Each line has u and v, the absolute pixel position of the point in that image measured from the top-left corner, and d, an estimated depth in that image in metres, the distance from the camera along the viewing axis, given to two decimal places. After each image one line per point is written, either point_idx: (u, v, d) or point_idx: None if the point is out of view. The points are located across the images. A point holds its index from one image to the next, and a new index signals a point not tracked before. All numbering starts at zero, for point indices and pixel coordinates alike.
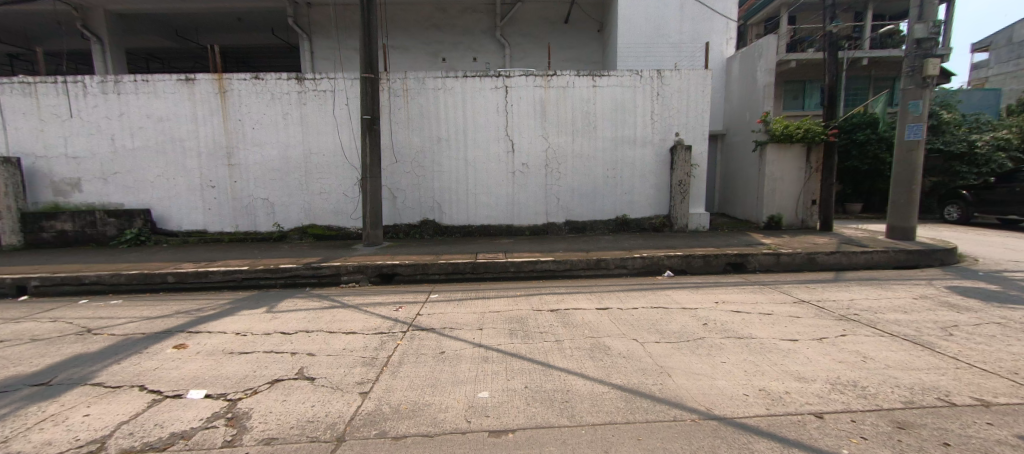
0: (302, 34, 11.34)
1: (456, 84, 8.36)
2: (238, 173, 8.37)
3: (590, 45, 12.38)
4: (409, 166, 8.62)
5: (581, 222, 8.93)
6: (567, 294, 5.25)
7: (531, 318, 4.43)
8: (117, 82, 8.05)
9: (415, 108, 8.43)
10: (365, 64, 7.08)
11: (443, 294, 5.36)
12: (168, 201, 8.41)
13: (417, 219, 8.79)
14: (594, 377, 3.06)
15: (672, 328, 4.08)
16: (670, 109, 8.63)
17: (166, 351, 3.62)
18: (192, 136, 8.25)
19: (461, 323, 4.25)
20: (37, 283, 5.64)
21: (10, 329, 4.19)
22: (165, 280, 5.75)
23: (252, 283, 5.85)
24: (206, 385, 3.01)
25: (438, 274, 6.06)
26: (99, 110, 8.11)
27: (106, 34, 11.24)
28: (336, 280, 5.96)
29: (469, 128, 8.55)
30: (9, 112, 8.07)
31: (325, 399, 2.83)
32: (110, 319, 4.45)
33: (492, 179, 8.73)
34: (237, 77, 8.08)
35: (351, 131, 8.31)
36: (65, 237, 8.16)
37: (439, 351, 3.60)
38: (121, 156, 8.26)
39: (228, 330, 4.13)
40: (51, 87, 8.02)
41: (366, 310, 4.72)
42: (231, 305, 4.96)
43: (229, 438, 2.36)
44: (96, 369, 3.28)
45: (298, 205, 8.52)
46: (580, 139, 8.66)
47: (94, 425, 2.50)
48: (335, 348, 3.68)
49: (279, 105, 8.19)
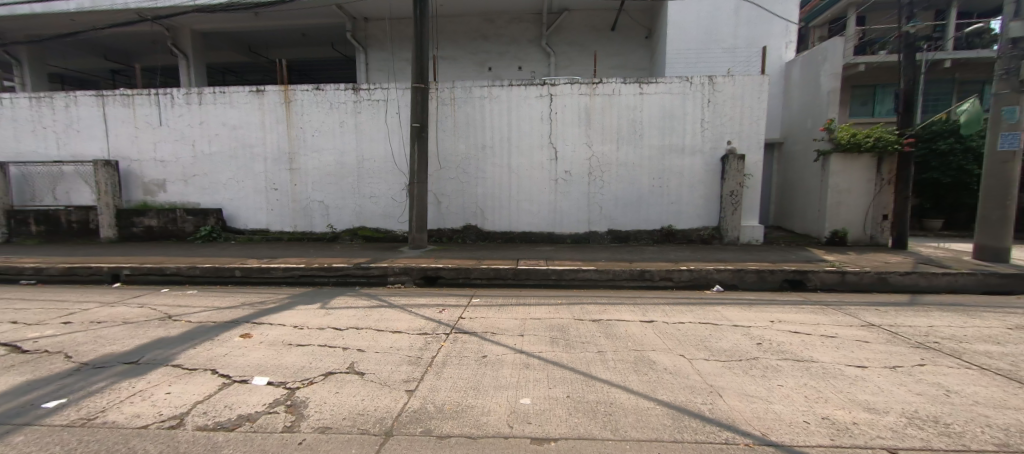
0: (359, 47, 12.06)
1: (502, 92, 8.52)
2: (298, 177, 8.97)
3: (637, 52, 12.21)
4: (454, 173, 8.85)
5: (624, 232, 8.73)
6: (609, 305, 5.12)
7: (572, 326, 4.37)
8: (199, 94, 8.94)
9: (462, 116, 8.67)
10: (417, 75, 7.36)
11: (484, 298, 5.42)
12: (237, 202, 9.16)
13: (460, 224, 8.99)
14: (639, 391, 2.97)
15: (723, 346, 3.87)
16: (723, 117, 8.29)
17: (234, 339, 3.92)
18: (259, 143, 8.97)
19: (504, 329, 4.26)
20: (128, 272, 6.32)
21: (107, 311, 4.73)
22: (233, 274, 6.25)
23: (307, 279, 6.22)
24: (268, 373, 3.24)
25: (479, 279, 6.14)
26: (184, 119, 9.03)
27: (191, 52, 12.56)
28: (383, 280, 6.20)
29: (514, 135, 8.67)
30: (111, 121, 9.18)
31: (374, 394, 2.94)
32: (187, 307, 4.90)
33: (535, 186, 8.77)
34: (301, 88, 8.72)
35: (401, 138, 8.69)
36: (150, 232, 9.09)
37: (482, 355, 3.65)
38: (199, 160, 9.13)
39: (288, 323, 4.41)
40: (146, 99, 9.05)
41: (411, 311, 4.87)
42: (289, 300, 5.30)
43: (289, 424, 2.54)
44: (176, 351, 3.62)
45: (350, 208, 8.98)
46: (625, 147, 8.51)
47: (175, 403, 2.78)
48: (383, 346, 3.82)
49: (337, 113, 8.73)
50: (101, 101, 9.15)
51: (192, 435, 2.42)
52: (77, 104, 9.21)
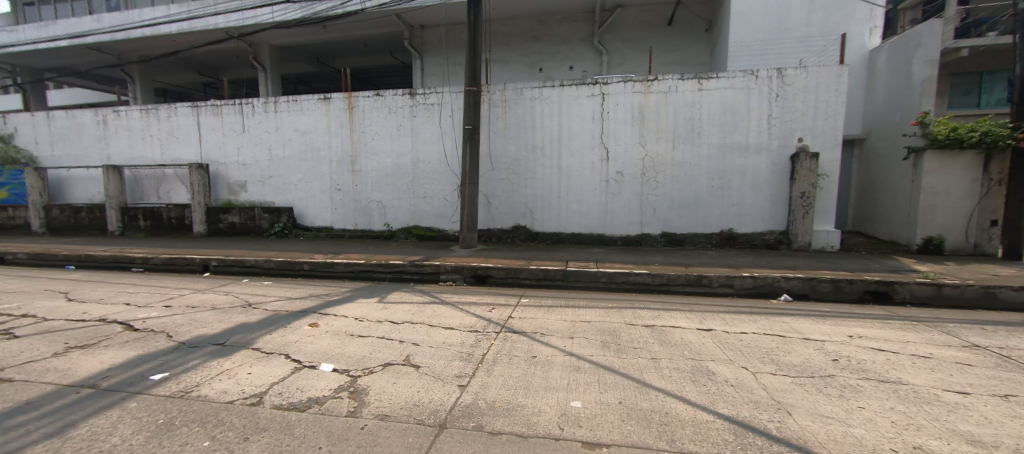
0: (416, 53, 12.58)
1: (553, 93, 8.51)
2: (360, 178, 9.55)
3: (695, 46, 11.64)
4: (505, 174, 8.97)
5: (680, 235, 8.34)
6: (663, 311, 4.91)
7: (624, 331, 4.25)
8: (276, 102, 9.81)
9: (513, 118, 8.77)
10: (470, 78, 7.55)
11: (533, 299, 5.44)
12: (306, 201, 9.93)
13: (510, 224, 9.07)
14: (696, 403, 2.82)
15: (792, 360, 3.57)
16: (793, 113, 7.67)
17: (303, 327, 4.26)
18: (326, 147, 9.67)
19: (553, 330, 4.23)
20: (215, 263, 7.06)
21: (199, 297, 5.34)
22: (302, 267, 6.78)
23: (366, 275, 6.59)
24: (333, 360, 3.48)
25: (528, 279, 6.16)
26: (262, 126, 9.95)
27: (268, 64, 13.81)
28: (435, 277, 6.43)
29: (564, 136, 8.61)
30: (204, 129, 10.34)
31: (428, 386, 3.05)
32: (264, 297, 5.40)
33: (586, 187, 8.64)
34: (363, 94, 9.28)
35: (454, 140, 8.95)
36: (233, 228, 10.10)
37: (532, 355, 3.65)
38: (274, 163, 10.01)
39: (350, 315, 4.70)
40: (232, 108, 10.10)
41: (462, 308, 5.00)
42: (351, 293, 5.66)
43: (352, 409, 2.71)
44: (254, 336, 3.99)
45: (406, 208, 9.38)
46: (682, 146, 8.14)
47: (255, 382, 3.08)
48: (436, 341, 3.94)
49: (395, 118, 9.19)
50: (196, 111, 10.34)
51: (270, 412, 2.67)
52: (177, 114, 10.48)
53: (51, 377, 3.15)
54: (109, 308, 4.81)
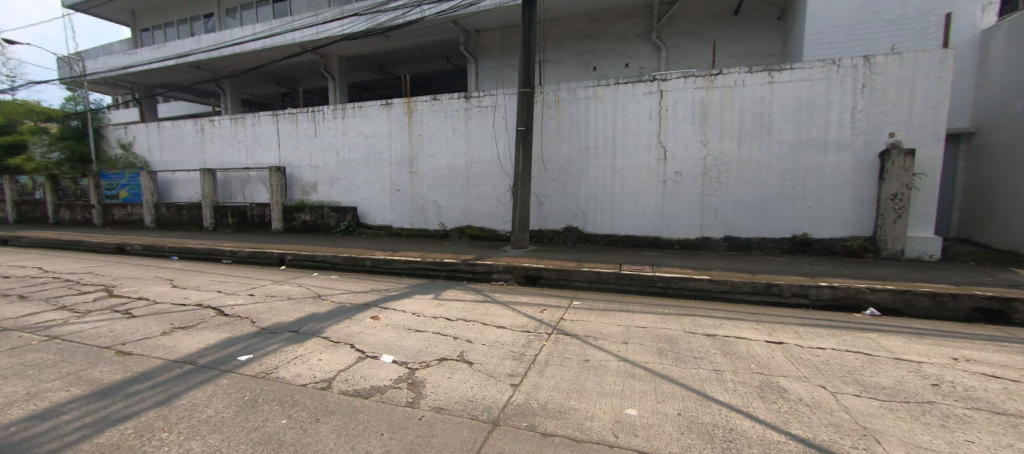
0: (471, 58, 12.93)
1: (608, 91, 8.34)
2: (417, 179, 9.98)
3: (765, 36, 10.82)
4: (557, 175, 8.92)
5: (745, 239, 7.79)
6: (727, 320, 4.60)
7: (682, 339, 4.04)
8: (343, 109, 10.55)
9: (566, 118, 8.72)
10: (524, 80, 7.61)
11: (585, 301, 5.35)
12: (368, 201, 10.56)
13: (562, 225, 9.01)
14: (765, 421, 2.61)
15: (880, 382, 3.18)
16: (882, 105, 6.87)
17: (366, 319, 4.53)
18: (387, 149, 10.23)
19: (607, 335, 4.13)
20: (290, 257, 7.74)
21: (277, 288, 5.88)
22: (364, 263, 7.23)
23: (422, 272, 6.87)
24: (393, 352, 3.67)
25: (580, 281, 6.08)
26: (331, 131, 10.76)
27: (337, 74, 14.88)
28: (487, 277, 6.54)
29: (619, 135, 8.40)
30: (282, 135, 11.39)
31: (481, 383, 3.11)
32: (331, 289, 5.83)
33: (641, 187, 8.36)
34: (422, 99, 9.71)
35: (507, 142, 9.06)
36: (305, 225, 11.00)
37: (585, 358, 3.58)
38: (341, 166, 10.77)
39: (408, 310, 4.93)
40: (305, 116, 11.03)
41: (514, 308, 5.04)
42: (408, 289, 5.93)
43: (410, 400, 2.84)
44: (323, 325, 4.32)
45: (460, 208, 9.64)
46: (749, 144, 7.59)
47: (324, 368, 3.33)
48: (489, 339, 4.01)
49: (451, 121, 9.50)
50: (275, 119, 11.42)
51: (338, 397, 2.88)
52: (260, 122, 11.64)
53: (161, 352, 3.63)
54: (205, 294, 5.46)
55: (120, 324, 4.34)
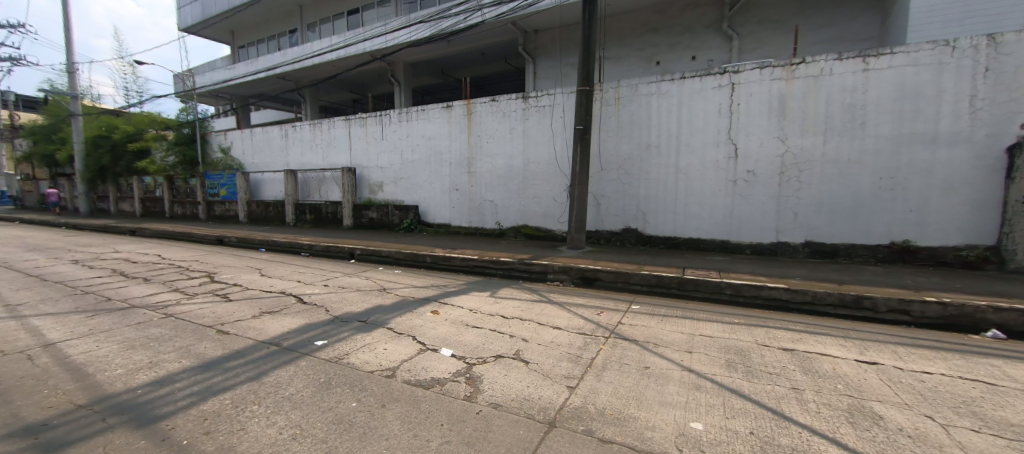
0: (529, 58, 13.00)
1: (673, 86, 7.98)
2: (475, 179, 10.24)
3: (859, 17, 9.65)
4: (616, 174, 8.68)
5: (830, 246, 7.02)
6: (807, 334, 4.17)
7: (754, 351, 3.73)
8: (407, 112, 11.13)
9: (626, 116, 8.47)
10: (583, 78, 7.49)
11: (645, 306, 5.13)
12: (429, 200, 11.03)
13: (620, 226, 8.74)
14: (855, 449, 2.31)
15: (1008, 417, 2.67)
16: (1012, 90, 5.82)
17: (427, 313, 4.73)
18: (447, 150, 10.62)
19: (669, 342, 3.92)
20: (359, 251, 8.32)
21: (348, 280, 6.36)
22: (425, 259, 7.56)
23: (479, 270, 7.03)
24: (452, 347, 3.80)
25: (639, 285, 5.85)
26: (396, 134, 11.40)
27: (403, 79, 15.70)
28: (543, 277, 6.53)
29: (684, 132, 7.98)
30: (353, 138, 12.29)
31: (537, 383, 3.11)
32: (396, 283, 6.17)
33: (708, 188, 7.86)
34: (481, 100, 9.95)
35: (564, 141, 8.98)
36: (372, 222, 11.75)
37: (645, 365, 3.42)
38: (404, 166, 11.38)
39: (466, 306, 5.07)
40: (374, 120, 11.80)
41: (570, 309, 4.98)
42: (467, 286, 6.10)
43: (468, 394, 2.92)
44: (388, 317, 4.58)
45: (516, 208, 9.71)
46: (837, 139, 6.82)
47: (389, 358, 3.53)
48: (545, 339, 4.00)
49: (509, 121, 9.62)
50: (347, 123, 12.35)
51: (402, 386, 3.03)
52: (334, 127, 12.67)
53: (251, 334, 4.08)
54: (288, 283, 6.05)
55: (220, 306, 4.95)
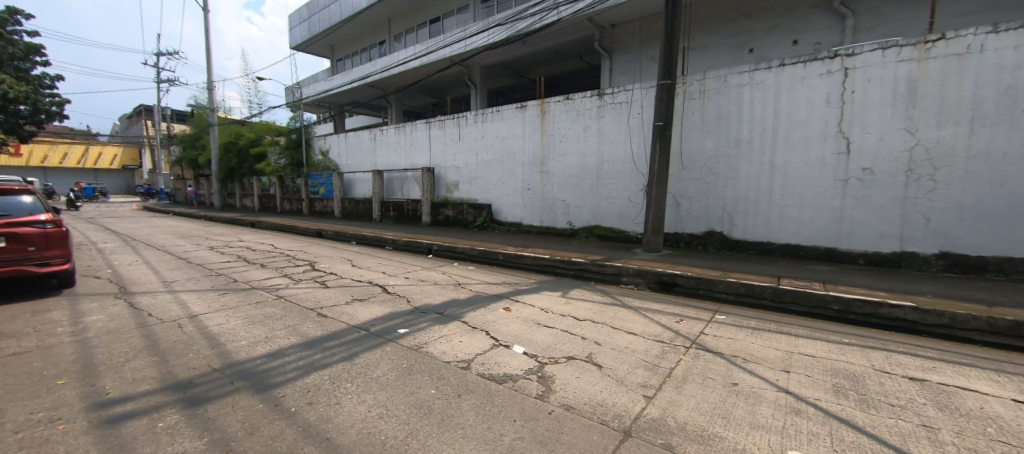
0: (605, 54, 12.67)
1: (769, 75, 7.26)
2: (547, 178, 10.25)
3: None
4: (699, 172, 8.14)
5: (975, 259, 5.80)
6: (943, 364, 3.48)
7: (870, 378, 3.21)
8: (482, 113, 11.51)
9: (712, 110, 7.92)
10: (664, 71, 7.07)
11: (732, 316, 4.71)
12: (502, 199, 11.29)
13: (703, 229, 8.16)
14: None
15: None
16: None
17: (500, 309, 4.85)
18: (520, 150, 10.78)
19: (761, 358, 3.55)
20: (436, 247, 8.80)
21: (427, 273, 6.77)
22: (497, 257, 7.76)
23: (550, 269, 7.02)
24: (524, 344, 3.84)
25: (724, 293, 5.39)
26: (472, 134, 11.87)
27: (478, 81, 16.24)
28: (616, 279, 6.33)
29: (782, 126, 7.20)
30: (432, 139, 13.05)
31: (611, 389, 3.01)
32: (470, 279, 6.42)
33: (810, 188, 6.99)
34: (555, 99, 9.93)
35: (642, 138, 8.60)
36: (447, 220, 12.35)
37: (732, 381, 3.13)
38: (478, 166, 11.79)
39: (537, 305, 5.10)
40: (451, 122, 12.42)
41: (646, 315, 4.75)
42: (538, 285, 6.14)
43: (540, 393, 2.93)
44: (463, 311, 4.78)
45: (589, 208, 9.52)
46: (988, 129, 5.61)
47: (465, 350, 3.69)
48: (619, 344, 3.87)
49: (583, 119, 9.48)
50: (427, 126, 13.15)
51: (476, 378, 3.14)
52: (416, 130, 13.57)
53: (345, 318, 4.53)
54: (375, 274, 6.62)
55: (320, 292, 5.58)
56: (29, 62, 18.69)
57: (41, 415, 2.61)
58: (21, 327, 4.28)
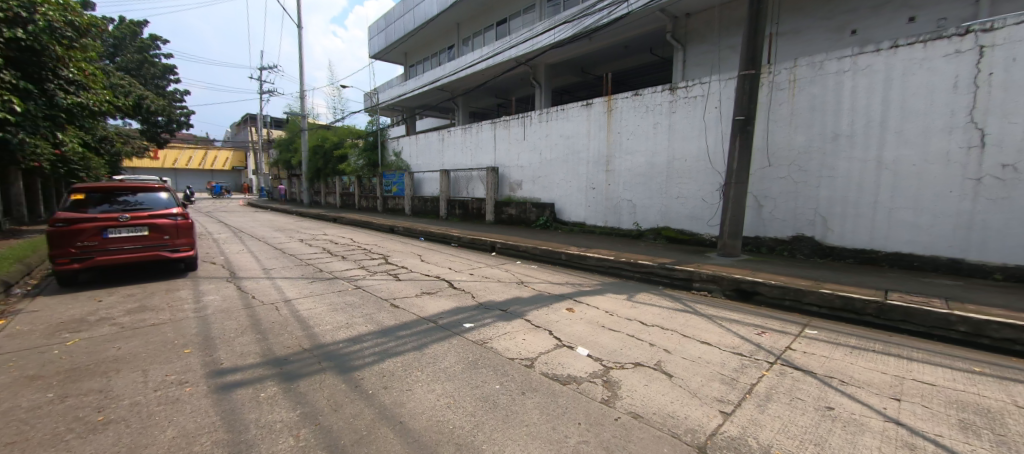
0: (679, 45, 11.99)
1: (877, 59, 6.37)
2: (613, 178, 9.97)
3: None
4: (786, 171, 7.44)
5: None
6: None
7: (1011, 417, 2.67)
8: (547, 113, 11.52)
9: (804, 101, 7.19)
10: (747, 61, 6.51)
11: (825, 332, 4.21)
12: (565, 198, 11.21)
13: (790, 234, 7.45)
14: None
15: None
16: None
17: (563, 310, 4.82)
18: (584, 149, 10.62)
19: (864, 382, 3.11)
20: (499, 245, 8.99)
21: (491, 270, 6.94)
22: (559, 257, 7.72)
23: (615, 271, 6.83)
24: (588, 347, 3.77)
25: (816, 306, 4.84)
26: (536, 134, 11.94)
27: (543, 80, 16.22)
28: (687, 284, 5.97)
29: (892, 118, 6.28)
30: (497, 140, 13.35)
31: (683, 401, 2.84)
32: (533, 278, 6.47)
33: (928, 188, 6.02)
34: (623, 95, 9.61)
35: (718, 134, 8.01)
36: (510, 218, 12.54)
37: (826, 405, 2.79)
38: (542, 165, 11.82)
39: (601, 307, 4.98)
40: (515, 122, 12.59)
41: (721, 324, 4.43)
42: (602, 286, 6.00)
43: (606, 398, 2.86)
44: (526, 309, 4.83)
45: (657, 208, 9.09)
46: None
47: (529, 348, 3.72)
48: (691, 354, 3.65)
49: (652, 116, 9.07)
50: (492, 126, 13.46)
51: (540, 377, 3.16)
52: (481, 130, 13.97)
53: (415, 310, 4.80)
54: (441, 269, 6.93)
55: (394, 284, 5.99)
56: (166, 81, 22.30)
57: (174, 378, 3.11)
58: (159, 302, 5.14)
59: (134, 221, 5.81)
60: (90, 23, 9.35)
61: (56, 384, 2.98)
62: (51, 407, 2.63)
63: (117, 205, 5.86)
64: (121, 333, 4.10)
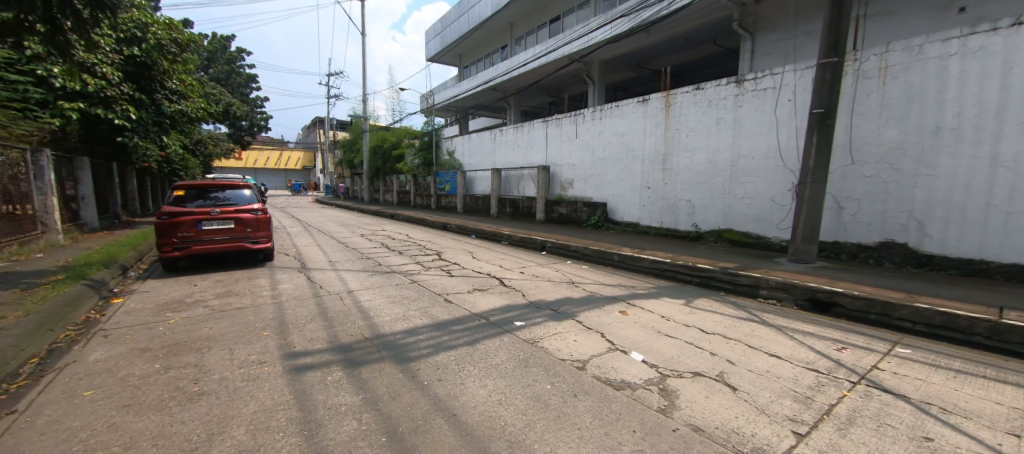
0: (747, 34, 11.16)
1: (993, 40, 5.50)
2: (670, 176, 9.54)
3: None
4: (873, 169, 6.67)
5: None
6: None
7: None
8: (600, 110, 11.27)
9: (897, 91, 6.39)
10: (828, 48, 5.90)
11: (920, 352, 3.72)
12: (618, 197, 10.91)
13: (877, 239, 6.69)
14: None
15: None
16: None
17: (615, 312, 4.70)
18: (640, 146, 10.26)
19: (972, 413, 2.70)
20: (550, 244, 8.97)
21: (542, 269, 6.95)
22: (612, 257, 7.55)
23: (671, 274, 6.55)
24: (644, 352, 3.65)
25: (909, 322, 4.30)
26: (589, 132, 11.73)
27: (596, 76, 15.85)
28: (752, 291, 5.58)
29: (1011, 107, 5.40)
30: (548, 138, 13.32)
31: (749, 416, 2.65)
32: (584, 278, 6.38)
33: None
34: (682, 90, 9.15)
35: (792, 129, 7.36)
36: (560, 217, 12.45)
37: (923, 435, 2.46)
38: (594, 164, 11.60)
39: (656, 311, 4.80)
40: (567, 120, 12.48)
41: (794, 336, 4.07)
42: (657, 290, 5.78)
43: (663, 407, 2.75)
44: (577, 309, 4.77)
45: (718, 209, 8.57)
46: None
47: (581, 350, 3.67)
48: (758, 366, 3.40)
49: (715, 110, 8.54)
50: (544, 125, 13.44)
51: (592, 380, 3.10)
52: (533, 129, 14.00)
53: (467, 305, 4.93)
54: (492, 267, 7.06)
55: (447, 279, 6.20)
56: (249, 89, 24.82)
57: (255, 357, 3.45)
58: (242, 288, 5.73)
59: (224, 215, 6.52)
60: (190, 39, 10.70)
61: (162, 356, 3.43)
62: (158, 376, 3.04)
63: (210, 201, 6.59)
64: (213, 314, 4.62)
